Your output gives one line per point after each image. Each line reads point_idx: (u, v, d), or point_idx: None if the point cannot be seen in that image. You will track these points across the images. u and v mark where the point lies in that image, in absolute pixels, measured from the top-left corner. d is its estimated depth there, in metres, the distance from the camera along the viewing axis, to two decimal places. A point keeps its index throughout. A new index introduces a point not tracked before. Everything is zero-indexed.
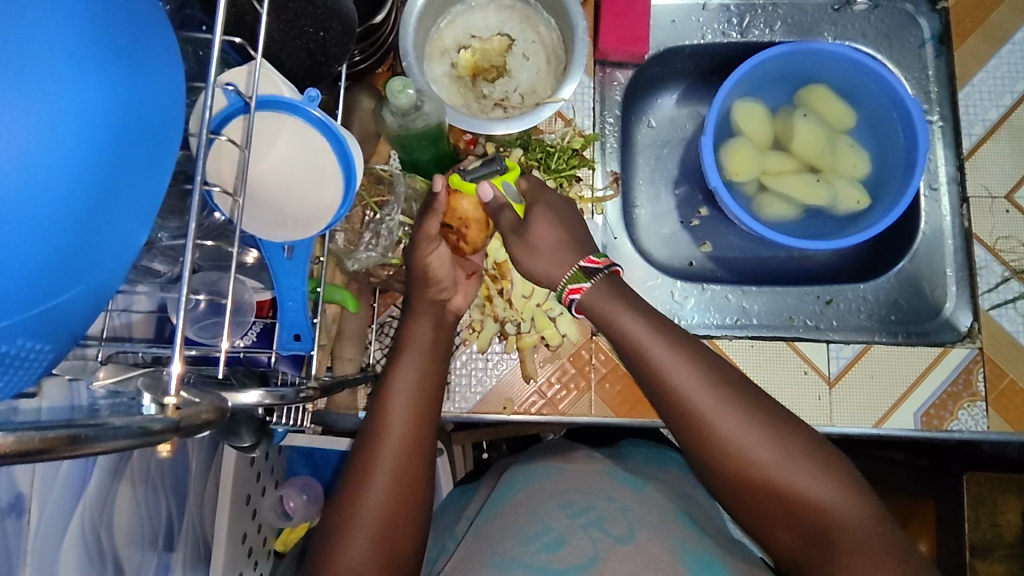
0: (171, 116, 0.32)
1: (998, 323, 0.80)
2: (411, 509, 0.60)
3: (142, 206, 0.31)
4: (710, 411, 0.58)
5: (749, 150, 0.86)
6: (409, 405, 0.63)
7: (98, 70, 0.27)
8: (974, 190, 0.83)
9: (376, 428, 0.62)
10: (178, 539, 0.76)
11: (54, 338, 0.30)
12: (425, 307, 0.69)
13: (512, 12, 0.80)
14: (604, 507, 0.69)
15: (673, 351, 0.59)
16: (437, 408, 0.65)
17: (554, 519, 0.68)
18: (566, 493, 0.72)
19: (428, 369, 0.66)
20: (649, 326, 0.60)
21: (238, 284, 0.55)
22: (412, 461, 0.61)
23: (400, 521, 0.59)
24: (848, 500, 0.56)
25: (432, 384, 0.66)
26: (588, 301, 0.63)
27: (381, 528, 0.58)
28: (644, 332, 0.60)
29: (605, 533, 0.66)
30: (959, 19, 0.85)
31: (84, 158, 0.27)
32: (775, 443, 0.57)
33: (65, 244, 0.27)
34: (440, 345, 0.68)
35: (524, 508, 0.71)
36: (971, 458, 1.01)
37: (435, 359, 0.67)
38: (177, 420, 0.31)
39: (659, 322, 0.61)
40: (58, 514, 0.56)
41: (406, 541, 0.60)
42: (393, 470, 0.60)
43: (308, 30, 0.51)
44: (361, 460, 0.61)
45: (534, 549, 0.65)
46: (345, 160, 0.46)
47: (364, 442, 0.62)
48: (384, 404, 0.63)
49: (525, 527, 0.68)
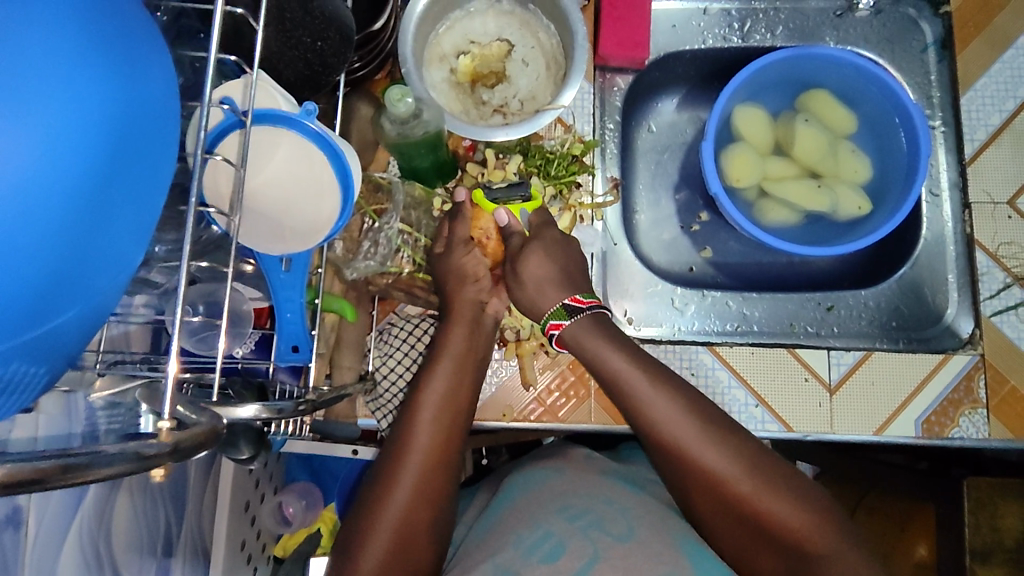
0: (165, 134, 0.32)
1: (1000, 330, 0.79)
2: (430, 522, 0.61)
3: (138, 226, 0.31)
4: (691, 443, 0.61)
5: (750, 156, 0.86)
6: (437, 417, 0.63)
7: (93, 91, 0.27)
8: (976, 195, 0.82)
9: (403, 438, 0.61)
10: (178, 547, 0.76)
11: (49, 360, 0.29)
12: (462, 313, 0.68)
13: (512, 18, 0.80)
14: (602, 510, 0.69)
15: (651, 383, 0.64)
16: (466, 420, 0.65)
17: (553, 524, 0.67)
18: (563, 496, 0.71)
19: (460, 380, 0.65)
20: (627, 358, 0.65)
21: (235, 295, 0.55)
22: (436, 473, 0.61)
23: (418, 534, 0.60)
24: (823, 522, 0.60)
25: (461, 396, 0.65)
26: (568, 336, 0.67)
27: (398, 541, 0.58)
28: (623, 366, 0.64)
29: (605, 532, 0.66)
30: (962, 23, 0.85)
31: (78, 180, 0.27)
32: (754, 474, 0.61)
33: (61, 268, 0.27)
34: (472, 354, 0.67)
35: (522, 512, 0.71)
36: (971, 462, 1.00)
37: (465, 368, 0.66)
38: (173, 444, 0.31)
39: (638, 354, 0.65)
40: (56, 525, 0.56)
41: (423, 554, 0.60)
42: (416, 483, 0.60)
43: (305, 41, 0.50)
44: (386, 469, 0.61)
45: (534, 559, 0.64)
46: (343, 174, 0.46)
47: (389, 452, 0.62)
48: (415, 413, 0.62)
49: (524, 532, 0.67)
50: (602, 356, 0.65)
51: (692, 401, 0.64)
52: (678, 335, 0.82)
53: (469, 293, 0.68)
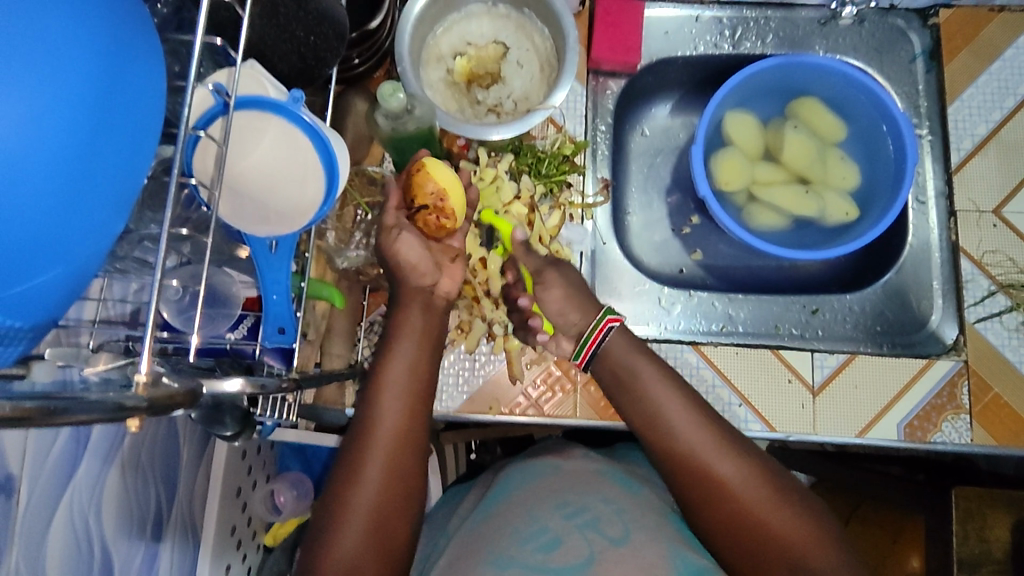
0: (150, 112, 0.34)
1: (984, 337, 0.80)
2: (404, 500, 0.62)
3: (121, 195, 0.33)
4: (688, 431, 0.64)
5: (739, 160, 0.88)
6: (400, 397, 0.64)
7: (77, 66, 0.29)
8: (962, 204, 0.83)
9: (368, 417, 0.63)
10: (167, 529, 0.77)
11: (32, 316, 0.31)
12: (411, 295, 0.69)
13: (508, 21, 0.82)
14: (599, 508, 0.69)
15: (687, 414, 0.65)
16: (428, 399, 0.66)
17: (550, 520, 0.68)
18: (562, 493, 0.72)
19: (420, 359, 0.67)
20: (668, 392, 0.67)
21: (220, 275, 0.58)
22: (405, 455, 0.63)
23: (392, 510, 0.61)
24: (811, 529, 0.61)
25: (422, 375, 0.67)
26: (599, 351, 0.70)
27: (372, 520, 0.60)
28: (664, 395, 0.66)
29: (601, 534, 0.65)
30: (950, 35, 0.86)
31: (62, 145, 0.29)
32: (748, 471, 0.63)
33: (42, 228, 0.29)
34: (430, 334, 0.69)
35: (519, 507, 0.71)
36: (966, 474, 1.00)
37: (426, 348, 0.68)
38: (149, 399, 0.33)
39: (679, 388, 0.67)
40: (47, 497, 0.58)
41: (399, 532, 0.62)
42: (385, 461, 0.62)
43: (299, 35, 0.52)
44: (354, 450, 0.62)
45: (530, 549, 0.64)
46: (328, 161, 0.48)
47: (355, 435, 0.63)
48: (378, 391, 0.64)
49: (520, 526, 0.67)
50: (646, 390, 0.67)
51: (722, 433, 0.65)
52: (665, 334, 0.83)
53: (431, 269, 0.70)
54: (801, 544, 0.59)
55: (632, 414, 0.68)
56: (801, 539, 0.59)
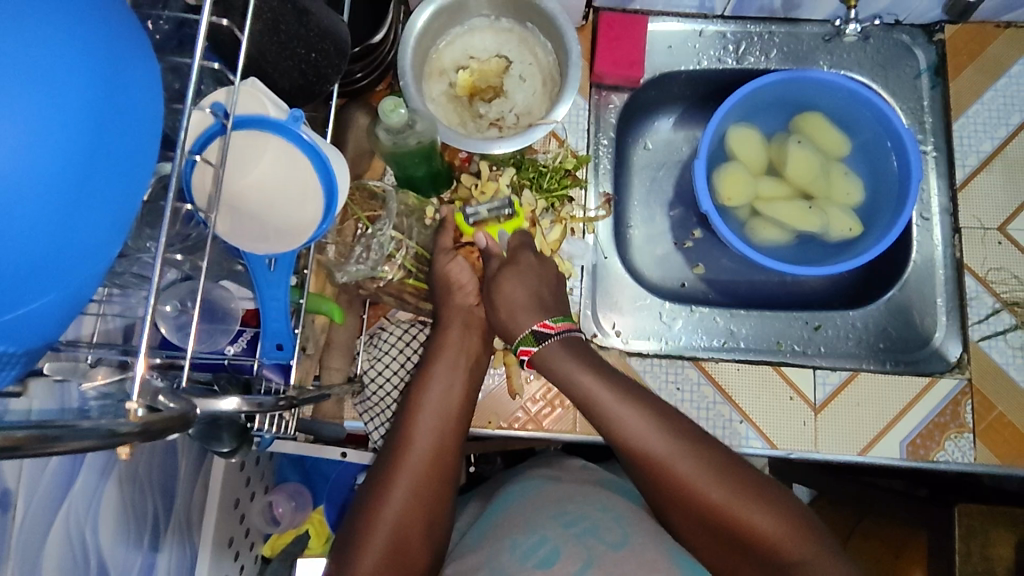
0: (147, 135, 0.34)
1: (988, 355, 0.79)
2: (429, 523, 0.63)
3: (118, 218, 0.33)
4: (639, 437, 0.63)
5: (743, 175, 0.87)
6: (435, 419, 0.65)
7: (71, 92, 0.29)
8: (966, 221, 0.83)
9: (404, 436, 0.64)
10: (164, 540, 0.77)
11: (27, 341, 0.31)
12: (457, 316, 0.71)
13: (511, 36, 0.82)
14: (597, 517, 0.68)
15: (639, 418, 0.64)
16: (464, 423, 0.67)
17: (549, 529, 0.67)
18: (560, 503, 0.71)
19: (456, 379, 0.68)
20: (619, 396, 0.65)
21: (218, 290, 0.57)
22: (434, 477, 0.63)
23: (416, 534, 0.62)
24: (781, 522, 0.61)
25: (460, 397, 0.68)
26: (543, 357, 0.68)
27: (395, 541, 0.61)
28: (614, 404, 0.65)
29: (600, 539, 0.65)
30: (955, 51, 0.86)
31: (54, 171, 0.29)
32: (704, 468, 0.62)
33: (35, 254, 0.29)
34: (471, 353, 0.70)
35: (518, 517, 0.71)
36: (970, 491, 0.99)
37: (465, 368, 0.69)
38: (143, 424, 0.33)
39: (630, 390, 0.66)
40: (44, 510, 0.58)
41: (420, 556, 0.62)
42: (414, 480, 0.62)
43: (300, 52, 0.52)
44: (387, 467, 0.63)
45: (529, 564, 0.64)
46: (328, 183, 0.48)
47: (389, 451, 0.64)
48: (416, 411, 0.66)
49: (519, 538, 0.67)
50: (598, 398, 0.65)
51: (681, 432, 0.64)
52: (666, 349, 0.83)
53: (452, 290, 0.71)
54: (773, 537, 0.60)
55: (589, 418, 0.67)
56: (773, 533, 0.60)
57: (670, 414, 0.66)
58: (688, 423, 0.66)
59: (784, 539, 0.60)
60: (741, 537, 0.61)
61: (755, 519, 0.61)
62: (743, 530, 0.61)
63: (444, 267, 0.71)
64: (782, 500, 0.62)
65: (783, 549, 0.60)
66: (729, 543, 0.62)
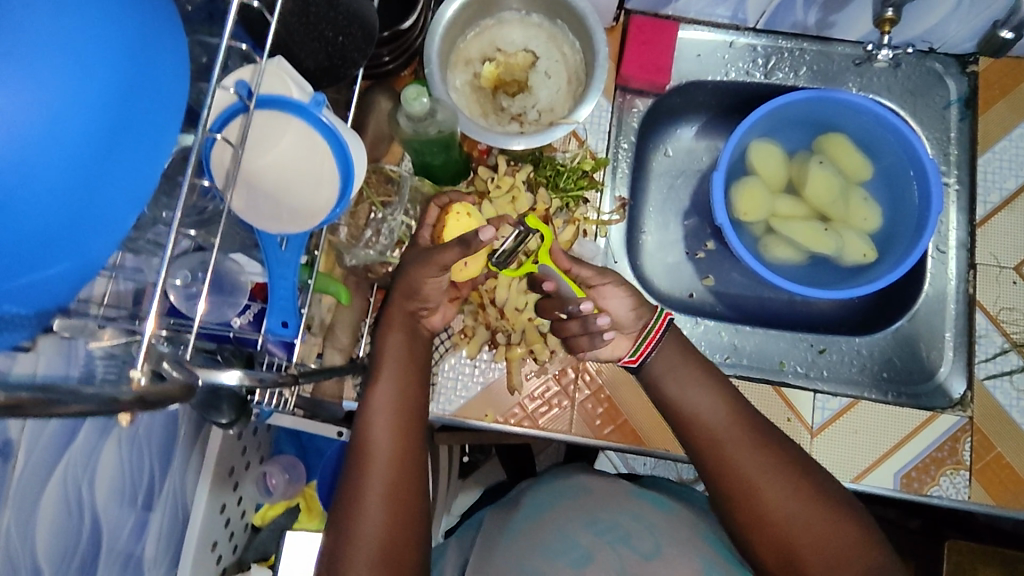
0: (171, 111, 0.34)
1: (992, 395, 0.78)
2: (409, 518, 0.64)
3: (135, 191, 0.33)
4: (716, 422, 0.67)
5: (761, 192, 0.87)
6: (389, 418, 0.66)
7: (99, 68, 0.29)
8: (983, 258, 0.82)
9: (363, 439, 0.65)
10: (158, 500, 0.79)
11: (40, 305, 0.32)
12: (400, 321, 0.70)
13: (540, 31, 0.82)
14: (629, 525, 0.73)
15: (716, 403, 0.68)
16: (421, 418, 0.68)
17: (580, 535, 0.72)
18: (591, 510, 0.75)
19: (408, 379, 0.68)
20: (693, 400, 0.69)
21: (221, 258, 0.58)
22: (403, 474, 0.64)
23: (405, 535, 0.63)
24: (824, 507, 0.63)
25: (413, 396, 0.68)
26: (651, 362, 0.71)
27: (382, 540, 0.61)
28: (701, 393, 0.69)
29: (632, 549, 0.70)
30: (987, 84, 0.85)
31: (75, 143, 0.29)
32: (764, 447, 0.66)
33: (54, 222, 0.30)
34: (416, 353, 0.70)
35: (549, 525, 0.75)
36: (966, 525, 0.98)
37: (413, 366, 0.69)
38: (142, 394, 0.33)
39: (711, 399, 0.68)
40: (43, 463, 0.59)
41: (411, 556, 0.63)
42: (385, 481, 0.63)
43: (328, 35, 0.52)
44: (353, 477, 0.64)
45: (561, 563, 0.69)
46: (345, 169, 0.48)
47: (351, 463, 0.65)
48: (368, 413, 0.66)
49: (552, 542, 0.72)
50: (681, 402, 0.69)
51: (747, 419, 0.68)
52: None
53: (403, 305, 0.70)
54: (828, 526, 0.62)
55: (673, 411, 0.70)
56: (825, 520, 0.62)
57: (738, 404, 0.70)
58: (767, 428, 0.68)
59: (842, 541, 0.62)
60: (808, 532, 0.62)
61: (817, 517, 0.62)
62: (807, 523, 0.62)
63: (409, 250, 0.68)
64: (847, 510, 0.63)
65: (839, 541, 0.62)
66: (785, 553, 0.62)
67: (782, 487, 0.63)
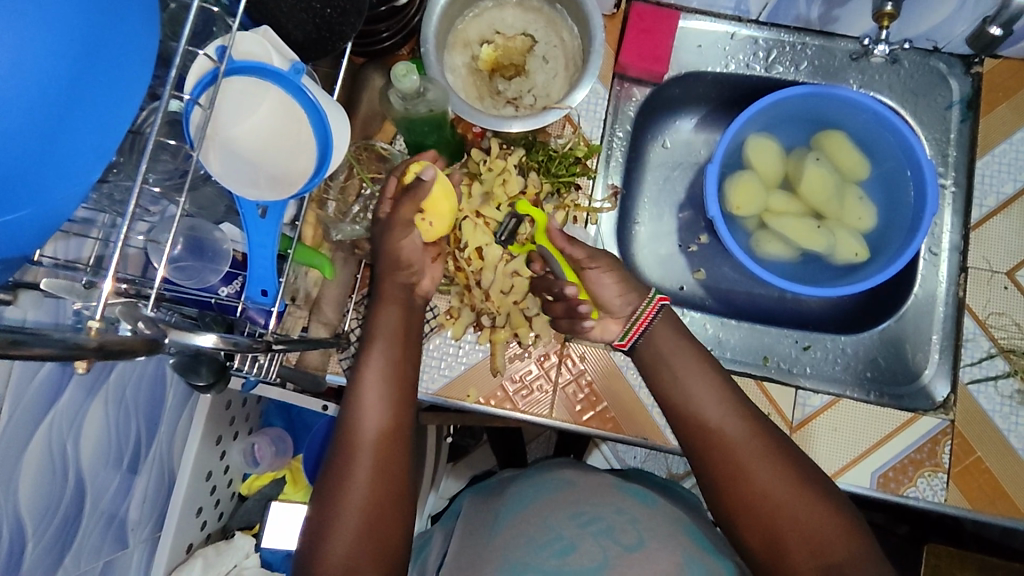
0: (140, 69, 0.35)
1: (975, 399, 0.78)
2: (394, 495, 0.64)
3: (99, 144, 0.33)
4: (709, 412, 0.67)
5: (755, 186, 0.86)
6: (382, 393, 0.66)
7: (63, 21, 0.30)
8: (975, 261, 0.81)
9: (353, 414, 0.65)
10: (144, 462, 0.80)
11: (6, 250, 0.33)
12: (393, 294, 0.70)
13: (539, 15, 0.81)
14: (612, 518, 0.73)
15: (712, 394, 0.68)
16: (410, 394, 0.68)
17: (565, 527, 0.72)
18: (575, 503, 0.75)
19: (399, 354, 0.69)
20: (689, 387, 0.68)
21: (198, 221, 0.59)
22: (391, 451, 0.65)
23: (388, 506, 0.63)
24: (813, 503, 0.62)
25: (404, 372, 0.69)
26: (644, 345, 0.72)
27: (366, 515, 0.62)
28: (694, 381, 0.69)
29: (615, 541, 0.70)
30: (990, 86, 0.84)
31: (35, 89, 0.30)
32: (755, 437, 0.65)
33: (14, 166, 0.30)
34: (409, 328, 0.71)
35: (533, 517, 0.75)
36: (950, 531, 0.97)
37: (406, 341, 0.70)
38: (101, 343, 0.34)
39: (706, 387, 0.68)
40: (29, 417, 0.61)
41: (395, 529, 0.64)
42: (373, 457, 0.64)
43: (314, 5, 0.53)
44: (342, 450, 0.64)
45: (544, 555, 0.69)
46: (322, 135, 0.49)
47: (342, 436, 0.65)
48: (360, 386, 0.66)
49: (537, 535, 0.72)
50: (676, 389, 0.69)
51: (742, 409, 0.67)
52: None
53: (397, 279, 0.70)
54: (818, 525, 0.61)
55: (665, 398, 0.70)
56: (814, 518, 0.61)
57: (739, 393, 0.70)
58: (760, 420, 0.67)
59: (830, 537, 0.60)
60: (793, 528, 0.61)
61: (805, 512, 0.61)
62: (794, 519, 0.61)
63: (396, 230, 0.69)
64: (834, 508, 0.62)
65: (828, 540, 0.60)
66: (772, 542, 0.62)
67: (772, 477, 0.63)
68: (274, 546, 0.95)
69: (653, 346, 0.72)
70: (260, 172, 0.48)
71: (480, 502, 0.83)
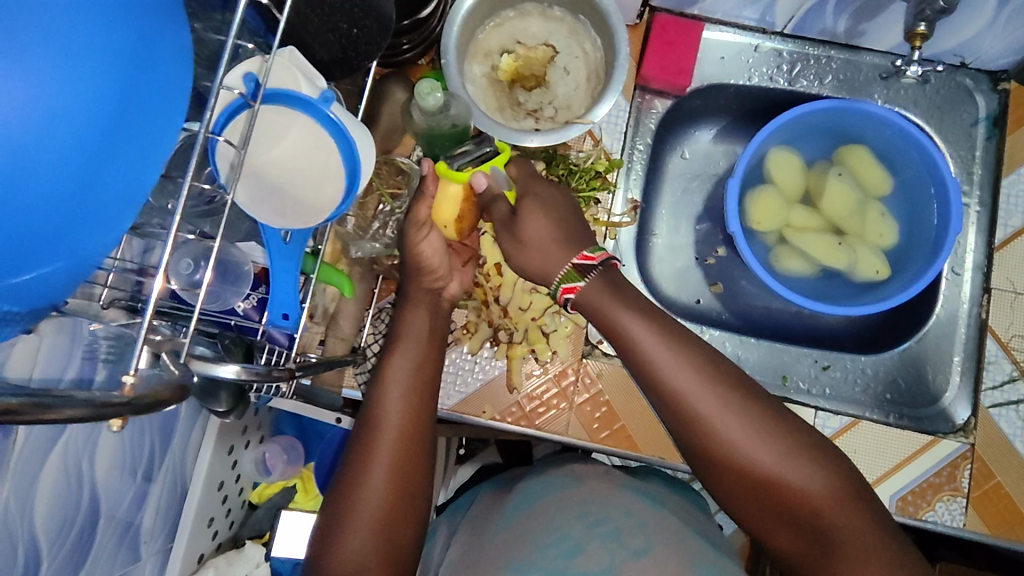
0: (170, 111, 0.33)
1: (996, 424, 0.77)
2: (410, 495, 0.63)
3: (128, 191, 0.32)
4: (683, 387, 0.59)
5: (776, 201, 0.85)
6: (403, 395, 0.65)
7: (97, 73, 0.29)
8: (998, 282, 0.80)
9: (374, 414, 0.64)
10: (158, 473, 0.80)
11: (38, 300, 0.32)
12: (420, 297, 0.70)
13: (561, 25, 0.80)
14: (619, 520, 0.71)
15: (683, 365, 0.60)
16: (434, 395, 0.67)
17: (571, 527, 0.70)
18: (583, 503, 0.74)
19: (424, 359, 0.68)
20: (672, 348, 0.61)
21: (225, 246, 0.58)
22: (410, 453, 0.64)
23: (401, 505, 0.62)
24: (810, 478, 0.57)
25: (428, 375, 0.67)
26: (587, 301, 0.64)
27: (381, 518, 0.61)
28: (660, 354, 0.61)
29: (623, 546, 0.67)
30: (1018, 104, 0.82)
31: (69, 145, 0.28)
32: (736, 411, 0.59)
33: (50, 222, 0.29)
34: (436, 333, 0.70)
35: (540, 516, 0.74)
36: (961, 547, 0.97)
37: (433, 345, 0.69)
38: (129, 399, 0.33)
39: (682, 342, 0.61)
40: (47, 437, 0.60)
41: (405, 531, 0.63)
42: (392, 459, 0.63)
43: (342, 26, 0.52)
44: (360, 450, 0.63)
45: (551, 555, 0.67)
46: (351, 164, 0.47)
47: (363, 434, 0.64)
48: (385, 387, 0.65)
49: (543, 535, 0.70)
50: (649, 352, 0.61)
51: (719, 378, 0.60)
52: None
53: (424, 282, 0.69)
54: (816, 499, 0.57)
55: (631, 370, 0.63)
56: (813, 493, 0.57)
57: (709, 354, 0.62)
58: (755, 389, 0.62)
59: (829, 507, 0.57)
60: (788, 504, 0.57)
61: (802, 486, 0.57)
62: (789, 496, 0.57)
63: (415, 246, 0.68)
64: (832, 476, 0.58)
65: (826, 511, 0.57)
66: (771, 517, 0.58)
67: (761, 452, 0.58)
68: (284, 555, 0.94)
69: (652, 305, 0.65)
70: (287, 202, 0.47)
71: (487, 506, 0.82)
